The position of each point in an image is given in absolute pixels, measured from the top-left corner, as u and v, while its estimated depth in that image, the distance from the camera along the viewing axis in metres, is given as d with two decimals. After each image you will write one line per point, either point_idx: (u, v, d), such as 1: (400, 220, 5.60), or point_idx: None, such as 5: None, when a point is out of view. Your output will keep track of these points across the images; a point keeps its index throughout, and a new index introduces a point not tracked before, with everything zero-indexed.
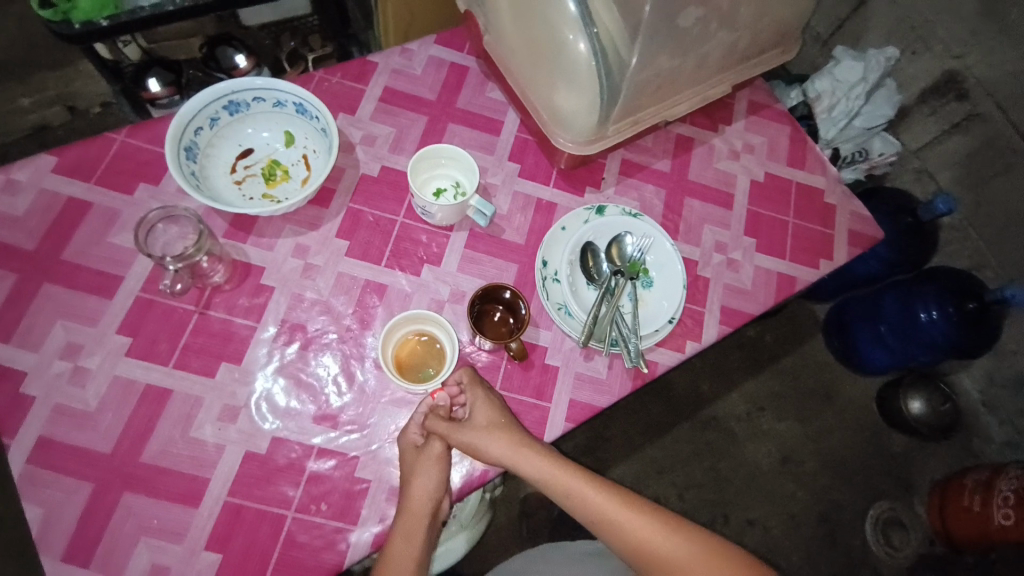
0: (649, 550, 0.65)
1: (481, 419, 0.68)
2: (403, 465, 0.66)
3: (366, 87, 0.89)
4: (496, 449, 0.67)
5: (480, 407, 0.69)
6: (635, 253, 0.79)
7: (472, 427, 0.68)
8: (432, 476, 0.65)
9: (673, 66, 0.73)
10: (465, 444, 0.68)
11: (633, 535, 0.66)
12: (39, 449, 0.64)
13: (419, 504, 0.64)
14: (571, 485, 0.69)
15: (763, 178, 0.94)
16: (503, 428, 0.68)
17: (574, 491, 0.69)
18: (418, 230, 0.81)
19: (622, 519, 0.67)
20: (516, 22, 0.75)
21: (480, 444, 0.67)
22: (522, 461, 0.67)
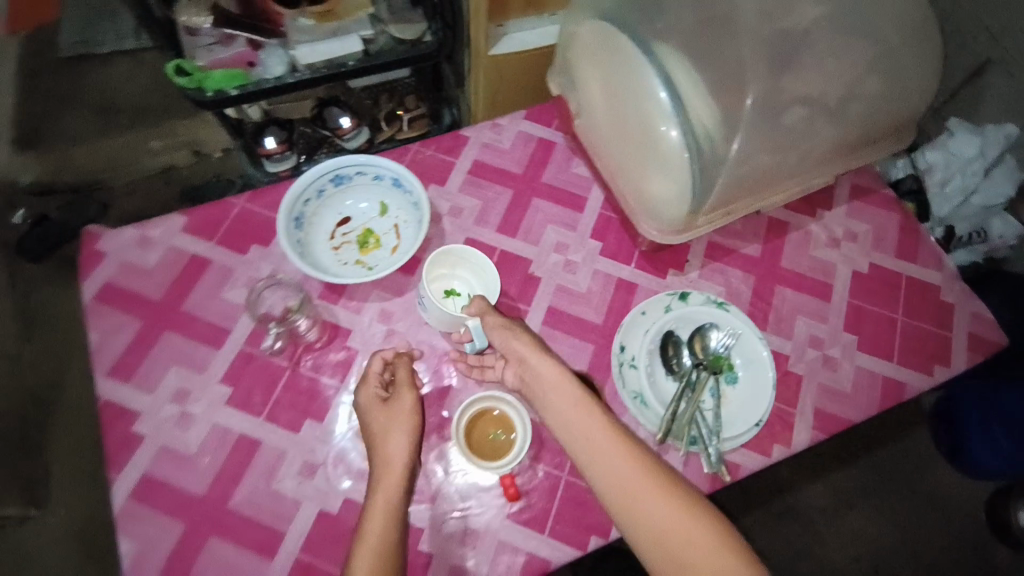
0: (642, 508, 0.62)
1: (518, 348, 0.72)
2: (379, 408, 0.69)
3: (457, 160, 0.92)
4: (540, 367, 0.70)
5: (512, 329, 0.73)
6: (719, 347, 0.75)
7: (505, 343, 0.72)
8: (401, 431, 0.67)
9: (773, 163, 0.70)
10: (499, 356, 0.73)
11: (630, 484, 0.63)
12: (142, 487, 0.71)
13: (396, 455, 0.66)
14: (581, 423, 0.67)
15: (866, 269, 0.87)
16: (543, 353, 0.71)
17: (585, 429, 0.66)
18: (496, 304, 0.82)
19: (620, 459, 0.64)
20: (608, 112, 0.76)
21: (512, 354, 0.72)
22: (545, 383, 0.70)
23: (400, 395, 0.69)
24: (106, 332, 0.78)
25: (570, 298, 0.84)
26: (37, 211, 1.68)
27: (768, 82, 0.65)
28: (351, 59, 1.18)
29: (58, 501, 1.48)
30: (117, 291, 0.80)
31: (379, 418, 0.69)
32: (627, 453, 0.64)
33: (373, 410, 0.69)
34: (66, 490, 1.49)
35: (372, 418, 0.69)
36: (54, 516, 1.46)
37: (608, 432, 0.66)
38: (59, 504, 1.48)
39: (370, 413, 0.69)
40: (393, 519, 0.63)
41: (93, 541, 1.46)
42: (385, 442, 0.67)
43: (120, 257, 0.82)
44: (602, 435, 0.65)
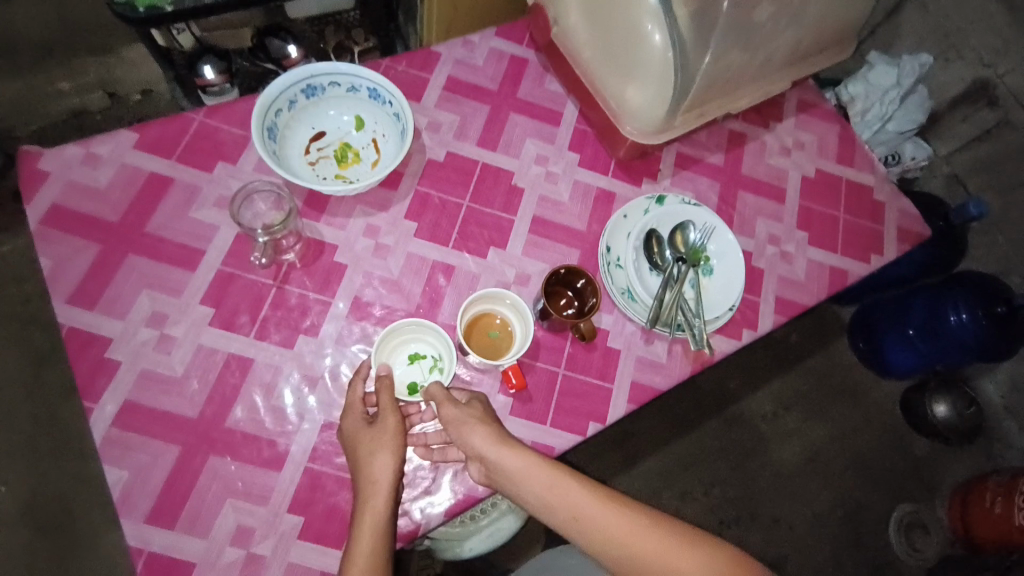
0: (642, 560, 0.62)
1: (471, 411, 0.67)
2: (359, 446, 0.64)
3: (430, 77, 0.91)
4: (479, 440, 0.65)
5: (469, 408, 0.67)
6: (697, 240, 0.81)
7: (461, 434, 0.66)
8: (385, 450, 0.63)
9: (743, 62, 0.75)
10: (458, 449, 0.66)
11: (625, 540, 0.63)
12: (124, 415, 0.66)
13: (382, 482, 0.61)
14: (551, 491, 0.65)
15: (814, 174, 0.96)
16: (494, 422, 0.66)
17: (567, 500, 0.65)
18: (482, 215, 0.83)
19: (598, 516, 0.64)
20: (591, 15, 0.77)
21: (467, 446, 0.65)
22: (509, 454, 0.64)
23: (387, 416, 0.65)
24: (59, 257, 0.71)
25: (555, 207, 0.86)
26: None
27: None
28: None
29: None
30: (67, 214, 0.73)
31: (357, 446, 0.64)
32: (613, 512, 0.65)
33: (357, 448, 0.64)
34: (1, 464, 1.28)
35: (357, 446, 0.64)
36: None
37: (588, 494, 0.66)
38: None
39: (354, 451, 0.64)
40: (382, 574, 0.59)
41: (43, 513, 1.26)
42: (368, 466, 0.62)
43: (65, 177, 0.74)
44: (583, 499, 0.65)
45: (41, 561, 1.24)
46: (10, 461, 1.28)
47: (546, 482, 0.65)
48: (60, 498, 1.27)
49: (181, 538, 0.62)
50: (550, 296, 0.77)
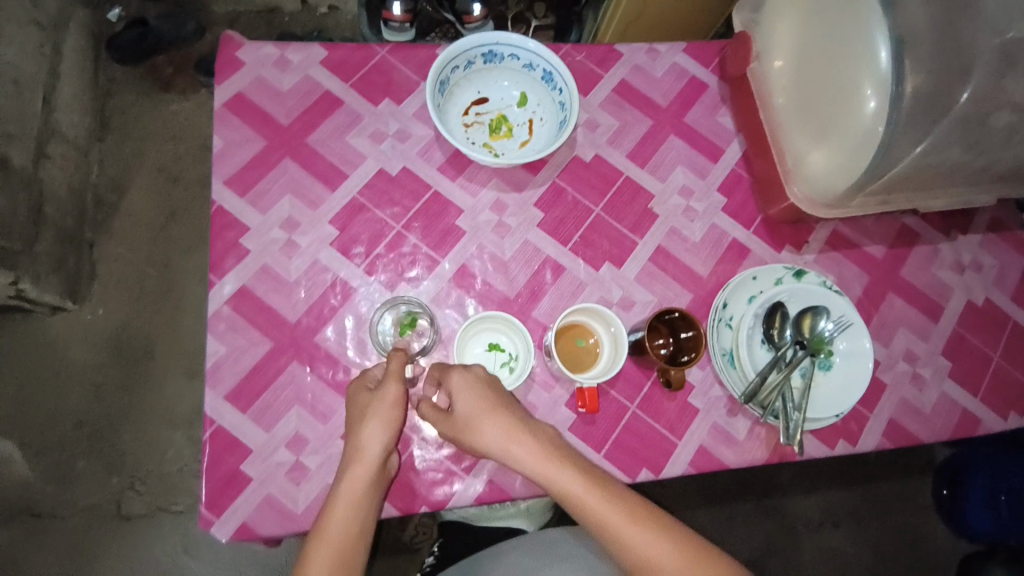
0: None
1: (465, 407, 0.64)
2: (357, 412, 0.65)
3: (604, 75, 0.89)
4: (483, 433, 0.63)
5: (468, 389, 0.64)
6: (826, 331, 0.73)
7: (455, 424, 0.64)
8: (378, 421, 0.63)
9: (962, 161, 0.66)
10: (450, 433, 0.65)
11: (643, 557, 0.59)
12: (237, 299, 0.72)
13: (367, 453, 0.63)
14: (563, 492, 0.61)
15: (980, 303, 0.84)
16: (494, 411, 0.63)
17: (564, 489, 0.61)
18: (607, 229, 0.81)
19: (620, 529, 0.60)
20: (805, 64, 0.71)
21: (470, 438, 0.63)
22: (513, 451, 0.62)
23: (387, 388, 0.64)
24: (229, 141, 0.77)
25: (683, 244, 0.82)
26: (132, 12, 1.64)
27: (989, 80, 0.63)
28: None
29: (98, 299, 1.45)
30: (248, 105, 0.79)
31: (358, 411, 0.65)
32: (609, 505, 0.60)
33: (356, 414, 0.65)
34: (107, 291, 1.46)
35: (356, 412, 0.66)
36: (92, 313, 1.44)
37: (588, 483, 0.61)
38: (100, 302, 1.45)
39: (354, 417, 0.65)
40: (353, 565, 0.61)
41: (125, 345, 1.43)
42: (360, 432, 0.64)
43: (256, 72, 0.80)
44: (593, 499, 0.61)
45: (111, 381, 1.41)
46: (116, 291, 1.46)
47: (542, 464, 0.62)
48: (143, 338, 1.44)
49: (248, 423, 0.68)
50: (650, 329, 0.74)
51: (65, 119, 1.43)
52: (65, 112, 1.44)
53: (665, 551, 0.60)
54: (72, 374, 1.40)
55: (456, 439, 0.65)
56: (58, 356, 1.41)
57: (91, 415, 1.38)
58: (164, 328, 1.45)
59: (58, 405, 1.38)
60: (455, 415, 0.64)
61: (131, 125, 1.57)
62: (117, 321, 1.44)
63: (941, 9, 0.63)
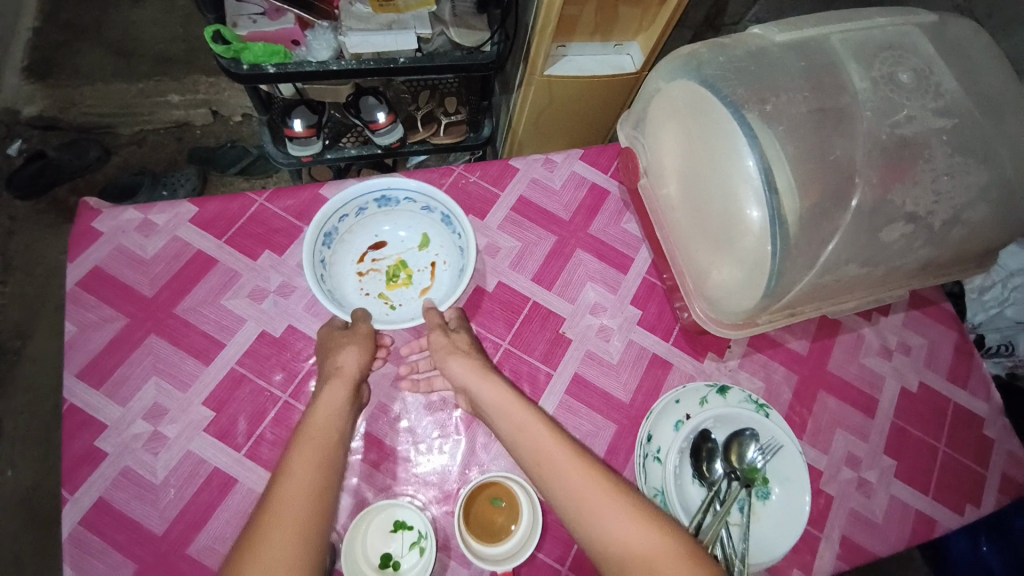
0: (594, 525, 0.52)
1: (457, 341, 0.70)
2: (328, 349, 0.68)
3: (501, 193, 0.85)
4: (460, 367, 0.67)
5: (462, 333, 0.71)
6: (757, 459, 0.68)
7: (446, 343, 0.69)
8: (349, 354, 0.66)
9: (858, 275, 0.63)
10: (438, 352, 0.69)
11: (576, 500, 0.53)
12: (93, 513, 0.63)
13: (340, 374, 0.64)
14: (524, 426, 0.60)
15: (914, 388, 0.81)
16: (479, 353, 0.69)
17: (519, 427, 0.61)
18: (517, 365, 0.76)
19: (564, 466, 0.56)
20: (687, 175, 0.70)
21: (449, 369, 0.67)
22: (484, 383, 0.65)
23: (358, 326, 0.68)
24: (86, 325, 0.70)
25: (601, 368, 0.77)
26: (33, 145, 1.61)
27: (878, 188, 0.60)
28: (403, 57, 1.10)
29: (4, 460, 1.38)
30: (106, 280, 0.72)
31: (328, 350, 0.68)
32: (561, 446, 0.58)
33: (326, 347, 0.68)
34: (15, 450, 1.39)
35: (328, 348, 0.68)
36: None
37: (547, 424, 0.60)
38: (8, 462, 1.38)
39: (325, 351, 0.68)
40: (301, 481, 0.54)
41: (38, 507, 1.36)
42: (333, 362, 0.66)
43: (117, 240, 0.74)
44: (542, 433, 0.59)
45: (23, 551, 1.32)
46: (24, 449, 1.39)
47: (512, 398, 0.63)
48: (55, 495, 1.37)
49: None
50: None
51: None
52: None
53: (599, 502, 0.53)
54: None
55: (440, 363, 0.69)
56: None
57: None
58: None
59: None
60: (442, 347, 0.69)
61: (34, 264, 1.53)
62: (29, 482, 1.38)
63: (815, 124, 0.61)
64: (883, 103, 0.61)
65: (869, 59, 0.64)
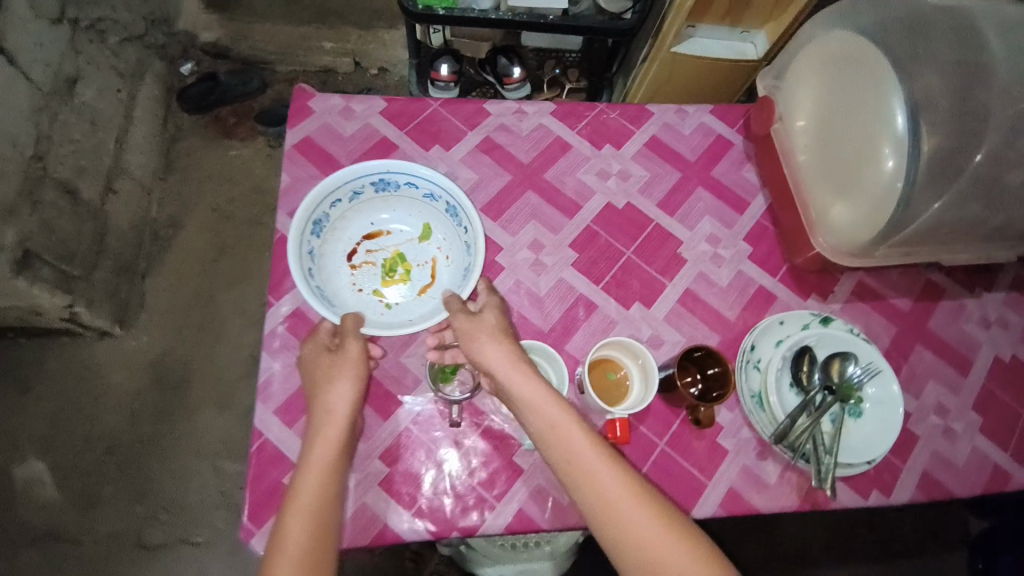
0: (630, 530, 0.60)
1: (491, 327, 0.71)
2: (321, 374, 0.70)
3: (636, 130, 0.96)
4: (496, 355, 0.68)
5: (491, 318, 0.72)
6: (855, 376, 0.74)
7: (480, 329, 0.70)
8: (346, 379, 0.69)
9: (980, 217, 0.70)
10: (470, 338, 0.70)
11: (613, 506, 0.61)
12: (292, 319, 0.78)
13: (336, 406, 0.67)
14: (558, 427, 0.64)
15: (1010, 359, 0.85)
16: (508, 339, 0.70)
17: (555, 427, 0.64)
18: (637, 273, 0.85)
19: (604, 474, 0.62)
20: (825, 121, 0.77)
21: (483, 356, 0.68)
22: (518, 378, 0.66)
23: (349, 344, 0.70)
24: (297, 178, 0.86)
25: (710, 287, 0.86)
26: (205, 67, 1.82)
27: (1006, 138, 0.67)
28: (552, 14, 1.24)
29: (143, 325, 1.53)
30: (314, 146, 0.88)
31: (320, 375, 0.70)
32: (622, 483, 0.62)
33: (318, 372, 0.70)
34: (153, 319, 1.54)
35: (316, 378, 0.70)
36: (136, 340, 1.52)
37: (581, 429, 0.64)
38: (144, 330, 1.53)
39: (315, 375, 0.70)
40: (322, 517, 0.62)
41: (164, 373, 1.49)
42: (327, 393, 0.68)
43: (324, 118, 0.90)
44: (581, 438, 0.64)
45: (146, 409, 1.46)
46: (161, 319, 1.54)
47: (542, 395, 0.66)
48: (181, 367, 1.50)
49: (292, 438, 0.73)
50: (679, 367, 0.77)
51: (133, 159, 1.58)
52: (134, 153, 1.58)
53: (637, 510, 0.61)
54: (112, 398, 1.46)
55: (469, 347, 0.70)
56: (101, 381, 1.47)
57: (124, 441, 1.42)
58: (203, 360, 1.51)
59: (98, 427, 1.43)
60: (474, 331, 0.70)
61: (192, 169, 1.71)
62: (157, 350, 1.51)
63: (956, 75, 0.68)
64: (1023, 66, 0.68)
65: (1011, 29, 0.71)
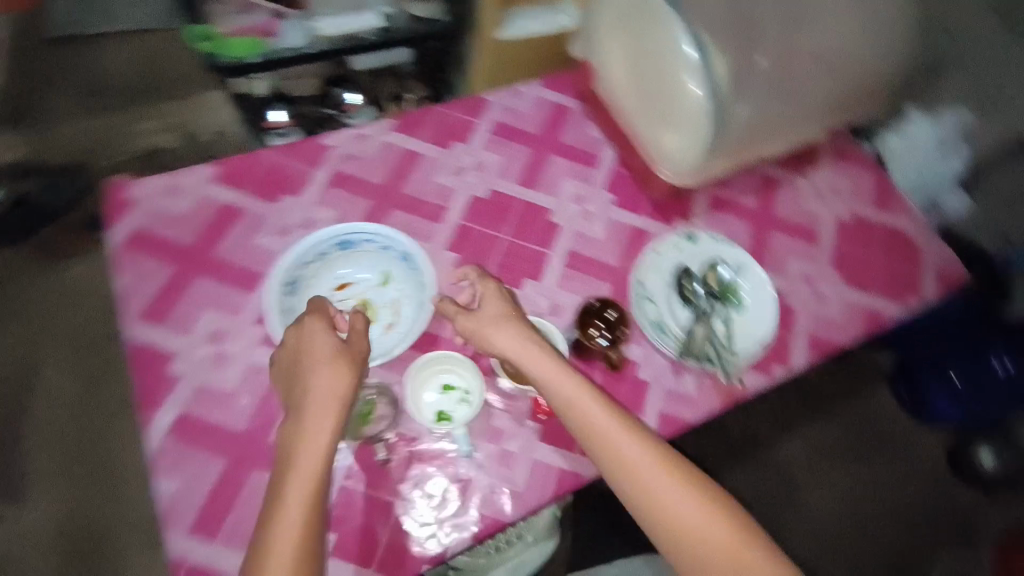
0: (633, 479, 0.65)
1: (492, 310, 0.74)
2: (313, 353, 0.67)
3: (478, 121, 0.99)
4: (503, 336, 0.71)
5: (493, 298, 0.75)
6: (729, 278, 0.84)
7: (485, 316, 0.73)
8: (344, 366, 0.66)
9: (776, 109, 0.80)
10: (474, 324, 0.74)
11: (616, 458, 0.65)
12: (180, 426, 0.73)
13: (334, 388, 0.65)
14: (564, 393, 0.68)
15: (847, 218, 0.97)
16: (512, 317, 0.73)
17: (559, 391, 0.68)
18: (520, 253, 0.88)
19: (608, 431, 0.66)
20: (632, 63, 0.84)
21: (488, 338, 0.72)
22: (523, 351, 0.70)
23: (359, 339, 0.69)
24: (139, 277, 0.80)
25: (589, 243, 0.90)
26: None
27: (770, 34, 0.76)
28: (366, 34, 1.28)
29: (33, 496, 1.33)
30: (148, 240, 0.82)
31: (310, 352, 0.67)
32: (642, 453, 0.65)
33: (309, 354, 0.67)
34: (39, 486, 1.34)
35: (312, 353, 0.67)
36: (31, 514, 1.32)
37: (587, 391, 0.68)
38: (36, 500, 1.33)
39: (306, 357, 0.67)
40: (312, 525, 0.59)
41: (74, 536, 1.31)
42: (320, 370, 0.66)
43: (150, 206, 0.84)
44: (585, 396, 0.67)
45: None
46: (50, 481, 1.35)
47: (547, 363, 0.69)
48: (92, 524, 1.32)
49: (222, 552, 0.68)
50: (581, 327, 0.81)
51: None
52: None
53: (641, 461, 0.65)
54: None
55: (475, 332, 0.74)
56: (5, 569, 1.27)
57: None
58: (118, 504, 1.34)
59: None
60: (479, 315, 0.74)
61: (32, 306, 1.51)
62: (59, 517, 1.32)
63: None
64: None
65: None
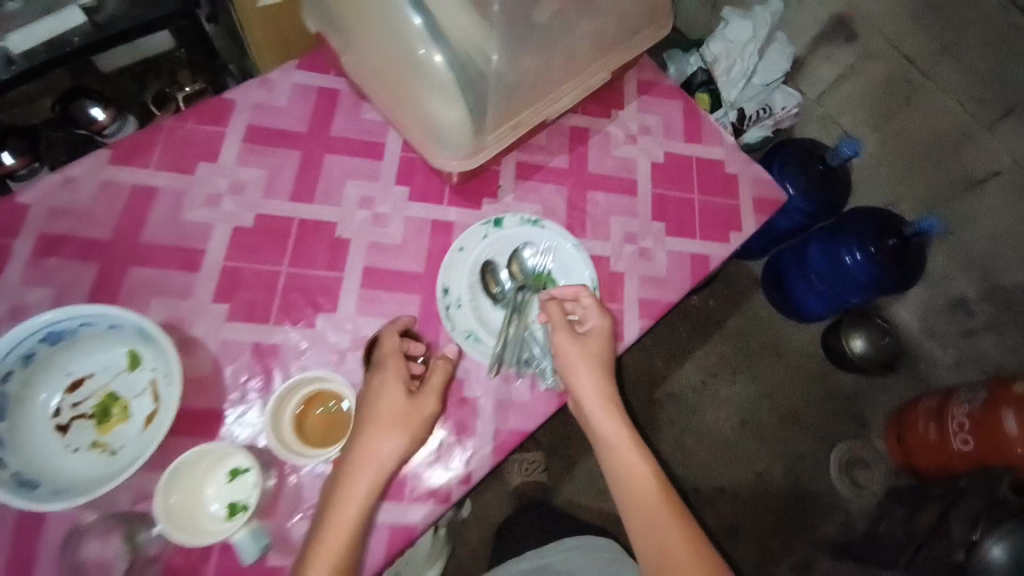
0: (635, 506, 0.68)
1: (587, 331, 0.72)
2: (376, 413, 0.63)
3: (226, 129, 0.80)
4: (575, 364, 0.70)
5: (597, 319, 0.72)
6: (537, 266, 0.78)
7: (577, 341, 0.71)
8: (395, 430, 0.62)
9: (541, 63, 0.70)
10: (561, 347, 0.71)
11: (627, 482, 0.69)
12: None
13: (382, 457, 0.62)
14: (596, 421, 0.70)
15: (663, 158, 0.91)
16: (604, 345, 0.71)
17: (590, 416, 0.70)
18: (307, 283, 0.75)
19: (624, 460, 0.69)
20: (367, 38, 0.71)
21: (562, 358, 0.71)
22: (576, 376, 0.70)
23: (427, 398, 0.65)
24: None
25: (387, 252, 0.78)
26: None
27: None
28: (77, 35, 0.98)
29: None
30: None
31: (366, 414, 0.63)
32: (644, 484, 0.68)
33: (375, 413, 0.63)
34: None
35: (374, 412, 0.63)
36: None
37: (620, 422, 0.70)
38: None
39: (371, 417, 0.63)
40: None
41: None
42: (372, 437, 0.62)
43: None
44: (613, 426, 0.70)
45: None
46: None
47: (593, 387, 0.70)
48: None
49: None
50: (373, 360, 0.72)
51: None
52: None
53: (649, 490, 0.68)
54: None
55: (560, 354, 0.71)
56: None
57: None
58: None
59: None
60: (577, 338, 0.71)
61: None
62: None
63: None
64: None
65: None
